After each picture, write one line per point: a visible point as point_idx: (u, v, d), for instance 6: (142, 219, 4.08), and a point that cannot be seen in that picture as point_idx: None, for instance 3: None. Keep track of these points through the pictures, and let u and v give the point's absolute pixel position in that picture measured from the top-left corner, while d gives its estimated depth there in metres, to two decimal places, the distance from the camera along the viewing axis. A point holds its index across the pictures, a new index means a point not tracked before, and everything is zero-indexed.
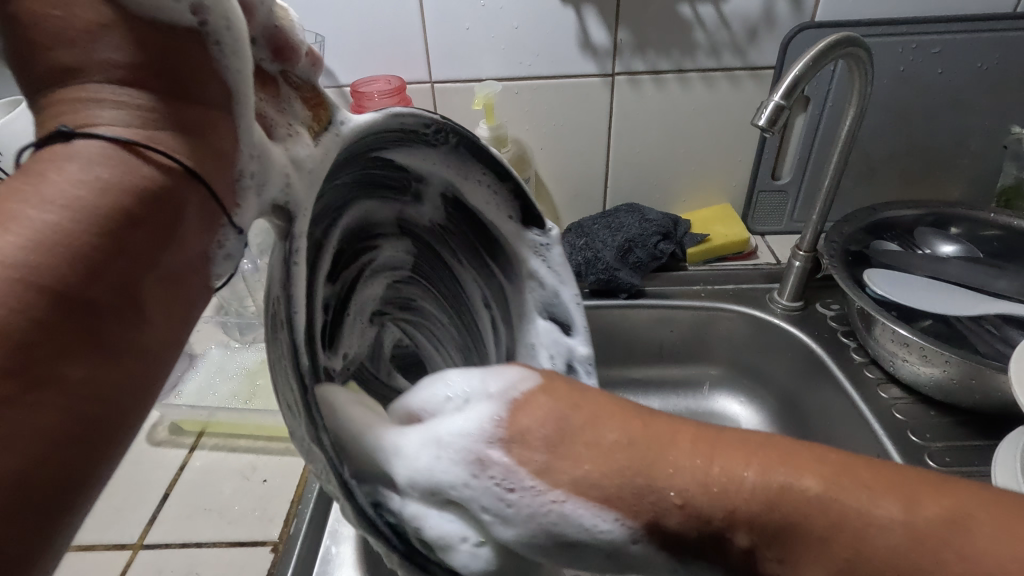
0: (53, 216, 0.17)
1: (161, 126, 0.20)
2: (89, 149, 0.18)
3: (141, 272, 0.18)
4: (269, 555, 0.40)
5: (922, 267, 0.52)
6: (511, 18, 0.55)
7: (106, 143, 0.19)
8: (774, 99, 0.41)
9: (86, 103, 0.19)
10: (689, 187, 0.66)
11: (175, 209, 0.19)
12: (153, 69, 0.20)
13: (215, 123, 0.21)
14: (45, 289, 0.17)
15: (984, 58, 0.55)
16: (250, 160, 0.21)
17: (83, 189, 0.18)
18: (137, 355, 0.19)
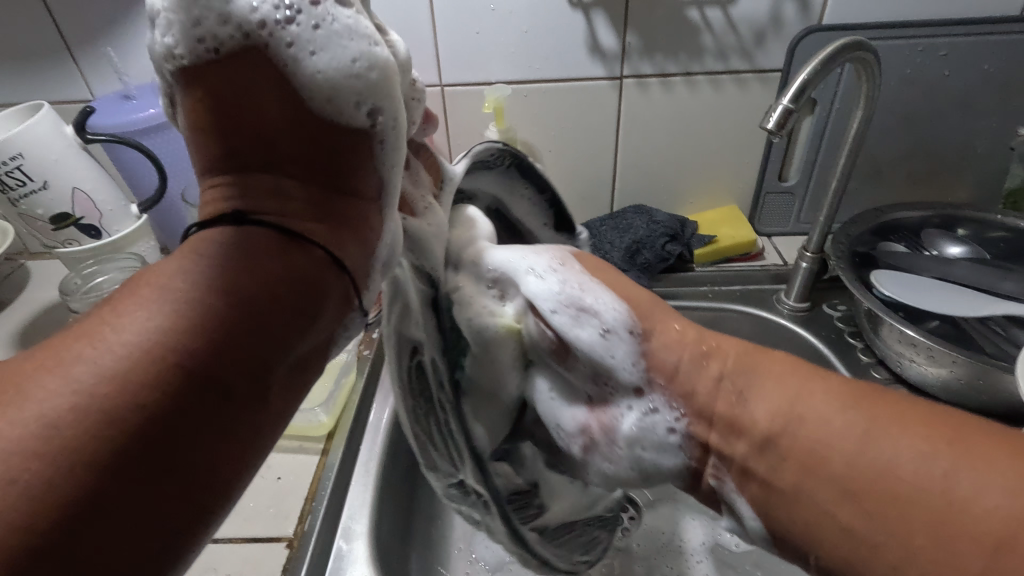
0: (215, 301, 0.22)
1: (317, 214, 0.25)
2: (259, 236, 0.24)
3: (275, 350, 0.23)
4: (285, 551, 0.41)
5: (929, 269, 0.52)
6: (521, 22, 0.55)
7: (276, 232, 0.24)
8: (782, 103, 0.42)
9: (263, 191, 0.25)
10: (696, 188, 0.66)
11: (313, 300, 0.24)
12: (324, 165, 0.26)
13: (361, 211, 0.27)
14: (206, 369, 0.21)
15: (991, 61, 0.55)
16: (383, 241, 0.27)
17: (235, 272, 0.23)
18: (273, 421, 0.23)
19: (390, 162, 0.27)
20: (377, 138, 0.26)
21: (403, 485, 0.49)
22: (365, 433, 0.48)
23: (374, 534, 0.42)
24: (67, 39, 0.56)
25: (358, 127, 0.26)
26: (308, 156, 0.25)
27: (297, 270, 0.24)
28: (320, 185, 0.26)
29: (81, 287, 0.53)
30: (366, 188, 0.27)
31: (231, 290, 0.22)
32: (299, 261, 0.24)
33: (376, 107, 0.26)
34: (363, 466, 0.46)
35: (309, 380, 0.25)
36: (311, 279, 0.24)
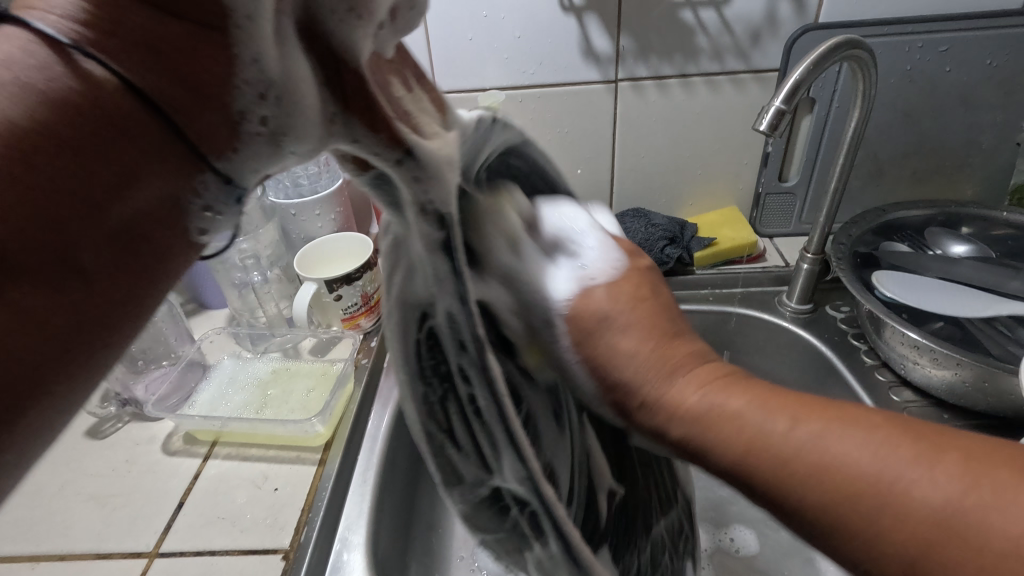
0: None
1: (118, 34, 0.16)
2: (21, 48, 0.15)
3: (94, 211, 0.16)
4: (280, 563, 0.40)
5: (933, 269, 0.51)
6: (513, 28, 0.55)
7: (42, 41, 0.15)
8: (775, 104, 0.41)
9: None
10: (695, 190, 0.66)
11: (127, 131, 0.16)
12: None
13: (207, 54, 0.17)
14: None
15: (993, 55, 0.54)
16: (267, 104, 0.18)
17: (5, 108, 0.15)
18: (101, 283, 0.16)
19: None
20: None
21: (401, 494, 0.49)
22: (362, 443, 0.48)
23: (371, 544, 0.42)
24: None
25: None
26: None
27: (95, 116, 0.16)
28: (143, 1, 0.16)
29: None
30: (198, 4, 0.16)
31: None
32: (93, 90, 0.16)
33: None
34: (360, 477, 0.46)
35: (143, 258, 0.17)
36: (126, 135, 0.16)
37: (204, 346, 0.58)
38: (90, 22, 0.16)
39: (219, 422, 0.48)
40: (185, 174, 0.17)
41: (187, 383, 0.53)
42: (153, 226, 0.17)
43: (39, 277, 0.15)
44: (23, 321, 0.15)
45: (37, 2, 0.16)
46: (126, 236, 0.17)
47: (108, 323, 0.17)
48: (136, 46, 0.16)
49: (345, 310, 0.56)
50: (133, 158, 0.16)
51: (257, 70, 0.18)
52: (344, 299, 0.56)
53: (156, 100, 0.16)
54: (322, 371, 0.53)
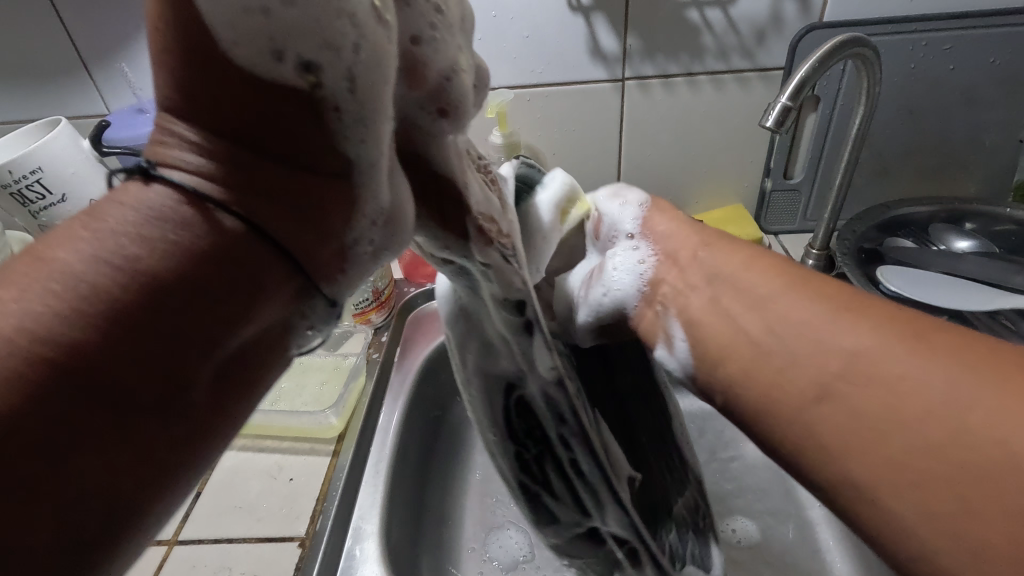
0: (98, 276, 0.16)
1: (243, 185, 0.18)
2: (162, 200, 0.17)
3: (202, 357, 0.17)
4: (297, 551, 0.41)
5: (937, 264, 0.52)
6: (522, 28, 0.56)
7: (180, 197, 0.18)
8: (781, 100, 0.42)
9: (171, 150, 0.18)
10: (701, 187, 0.66)
11: (248, 278, 0.18)
12: (262, 123, 0.18)
13: (327, 198, 0.20)
14: (69, 369, 0.15)
15: (996, 54, 0.55)
16: (372, 226, 0.21)
17: (145, 253, 0.17)
18: (204, 428, 0.18)
19: (360, 116, 0.19)
20: (330, 100, 0.18)
21: (413, 487, 0.50)
22: (375, 436, 0.49)
23: (384, 534, 0.43)
24: (82, 56, 0.58)
25: (299, 87, 0.18)
26: (257, 118, 0.18)
27: (211, 251, 0.17)
28: (272, 154, 0.19)
29: None
30: (332, 163, 0.20)
31: (125, 272, 0.16)
32: (222, 238, 0.18)
33: (309, 58, 0.17)
34: (373, 467, 0.47)
35: (248, 387, 0.19)
36: (250, 274, 0.18)
37: None
38: (210, 171, 0.18)
39: None
40: (297, 300, 0.20)
41: None
42: (264, 343, 0.19)
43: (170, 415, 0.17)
44: (157, 462, 0.17)
45: (162, 149, 0.18)
46: (235, 366, 0.19)
47: (211, 431, 0.18)
48: (255, 195, 0.18)
49: (355, 305, 0.57)
50: (249, 301, 0.18)
51: (372, 205, 0.21)
52: (355, 294, 0.57)
53: (277, 238, 0.19)
54: (334, 365, 0.54)
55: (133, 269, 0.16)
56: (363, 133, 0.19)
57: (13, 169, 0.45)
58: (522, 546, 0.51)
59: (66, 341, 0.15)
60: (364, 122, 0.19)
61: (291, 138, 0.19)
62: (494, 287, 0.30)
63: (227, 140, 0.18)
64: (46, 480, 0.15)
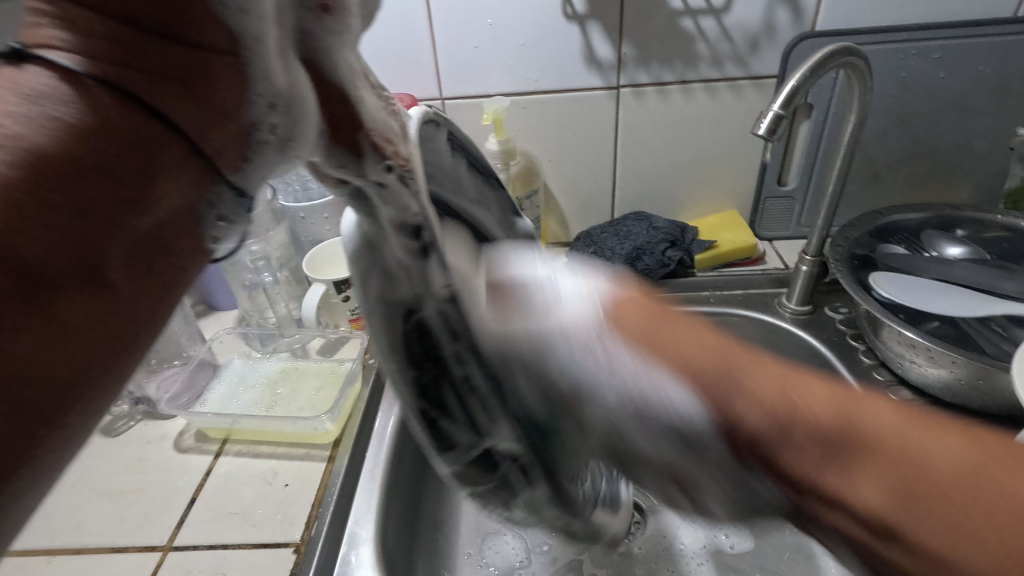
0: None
1: (127, 57, 0.16)
2: (37, 81, 0.16)
3: (88, 249, 0.15)
4: (292, 556, 0.41)
5: (929, 270, 0.52)
6: (517, 36, 0.57)
7: (60, 74, 0.16)
8: (772, 109, 0.43)
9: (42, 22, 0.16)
10: (695, 194, 0.67)
11: (142, 156, 0.16)
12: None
13: (213, 67, 0.17)
14: None
15: (986, 62, 0.56)
16: (272, 111, 0.19)
17: (25, 129, 0.15)
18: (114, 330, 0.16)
19: None
20: None
21: (409, 491, 0.50)
22: (370, 442, 0.49)
23: (380, 539, 0.43)
24: None
25: None
26: None
27: (99, 125, 0.16)
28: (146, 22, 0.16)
29: None
30: (214, 32, 0.17)
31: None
32: (100, 113, 0.16)
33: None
34: (369, 473, 0.47)
35: (158, 290, 0.17)
36: (150, 145, 0.16)
37: (214, 347, 0.59)
38: (81, 46, 0.16)
39: (230, 420, 0.49)
40: (201, 182, 0.18)
41: (198, 382, 0.54)
42: (179, 227, 0.17)
43: (64, 307, 0.15)
44: (46, 372, 0.15)
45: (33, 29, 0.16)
46: (151, 247, 0.17)
47: (120, 345, 0.16)
48: (134, 64, 0.16)
49: (352, 311, 0.58)
50: (145, 171, 0.16)
51: (269, 85, 0.19)
52: (352, 300, 0.57)
53: (164, 112, 0.17)
54: (331, 371, 0.55)
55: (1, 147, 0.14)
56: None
57: None
58: (517, 551, 0.51)
59: None
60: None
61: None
62: (388, 209, 0.25)
63: (104, 12, 0.16)
64: None
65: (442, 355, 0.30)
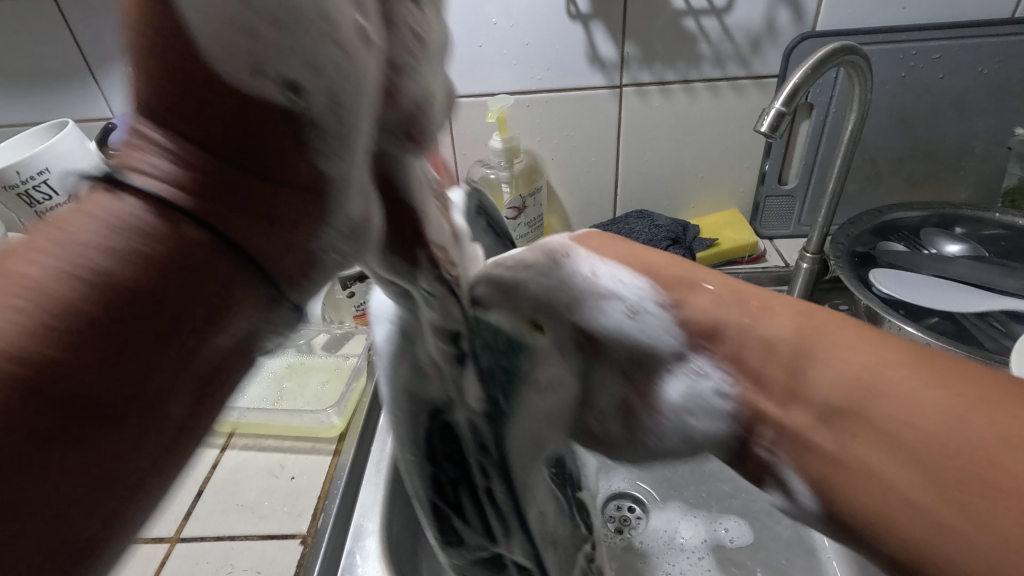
0: (44, 272, 0.14)
1: (206, 193, 0.17)
2: (117, 212, 0.16)
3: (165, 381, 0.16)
4: (299, 548, 0.42)
5: (929, 267, 0.53)
6: (522, 35, 0.57)
7: (141, 204, 0.16)
8: (775, 106, 0.43)
9: (129, 142, 0.17)
10: (697, 192, 0.68)
11: (211, 297, 0.17)
12: (226, 130, 0.17)
13: (301, 207, 0.19)
14: (9, 367, 0.13)
15: (984, 63, 0.56)
16: (345, 237, 0.21)
17: (102, 260, 0.15)
18: (164, 461, 0.16)
19: (340, 136, 0.19)
20: (310, 115, 0.18)
21: None
22: (376, 433, 0.50)
23: (385, 531, 0.43)
24: (90, 62, 0.59)
25: (284, 106, 0.17)
26: (225, 121, 0.17)
27: (166, 261, 0.16)
28: (244, 165, 0.17)
29: None
30: (305, 174, 0.19)
31: (85, 284, 0.15)
32: (182, 246, 0.16)
33: (298, 78, 0.17)
34: (374, 466, 0.47)
35: (216, 409, 0.18)
36: (211, 275, 0.17)
37: None
38: (179, 175, 0.17)
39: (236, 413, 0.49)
40: (267, 311, 0.18)
41: None
42: (233, 357, 0.18)
43: (132, 434, 0.15)
44: (88, 498, 0.15)
45: (131, 151, 0.17)
46: (210, 383, 0.17)
47: (152, 481, 0.16)
48: (219, 202, 0.17)
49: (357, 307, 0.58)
50: (218, 307, 0.17)
51: (348, 221, 0.21)
52: (357, 295, 0.57)
53: (251, 258, 0.18)
54: (335, 366, 0.55)
55: (91, 283, 0.15)
56: (339, 155, 0.19)
57: (22, 170, 0.46)
58: None
59: (23, 358, 0.14)
60: (344, 143, 0.19)
61: (261, 142, 0.18)
62: (432, 312, 0.31)
63: (196, 143, 0.17)
64: None
65: (467, 461, 0.36)
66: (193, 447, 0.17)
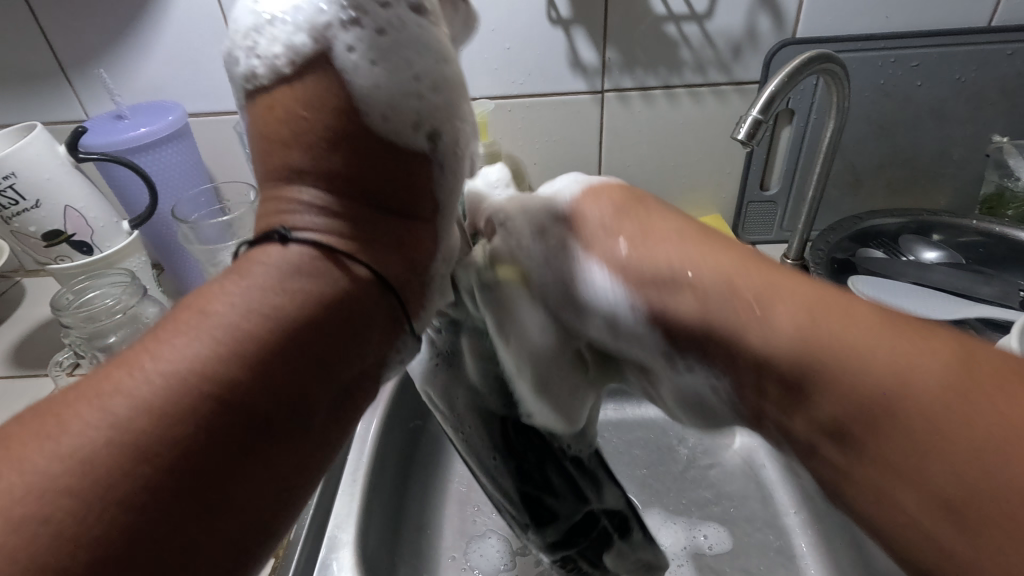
0: (236, 314, 0.20)
1: (361, 233, 0.24)
2: (297, 254, 0.22)
3: (325, 387, 0.21)
4: (270, 560, 0.41)
5: (907, 274, 0.53)
6: (503, 39, 0.57)
7: (313, 249, 0.22)
8: (752, 114, 0.43)
9: (296, 207, 0.23)
10: (680, 198, 0.67)
11: (361, 313, 0.23)
12: (371, 187, 0.24)
13: (418, 233, 0.25)
14: (215, 397, 0.19)
15: (962, 71, 0.57)
16: (445, 262, 0.27)
17: (282, 299, 0.21)
18: (307, 462, 0.21)
19: (454, 168, 0.26)
20: (437, 159, 0.25)
21: (391, 494, 0.50)
22: (353, 445, 0.49)
23: (359, 542, 0.43)
24: (62, 62, 0.57)
25: (420, 149, 0.25)
26: (375, 175, 0.24)
27: (342, 296, 0.22)
28: (388, 209, 0.24)
29: (72, 303, 0.49)
30: (426, 209, 0.26)
31: (268, 317, 0.20)
32: (352, 284, 0.23)
33: (437, 129, 0.25)
34: (350, 475, 0.47)
35: (356, 413, 0.23)
36: (356, 309, 0.23)
37: None
38: (339, 228, 0.23)
39: None
40: (394, 333, 0.24)
41: None
42: (366, 383, 0.23)
43: (291, 438, 0.20)
44: (272, 488, 0.20)
45: (287, 215, 0.23)
46: (347, 399, 0.23)
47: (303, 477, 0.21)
48: (373, 239, 0.24)
49: None
50: (365, 332, 0.23)
51: (450, 247, 0.27)
52: None
53: (392, 282, 0.24)
54: None
55: (274, 315, 0.21)
56: (450, 184, 0.26)
57: None
58: (503, 554, 0.51)
59: (228, 384, 0.19)
60: (452, 176, 0.26)
61: (400, 192, 0.24)
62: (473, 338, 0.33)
63: (355, 200, 0.24)
64: (187, 530, 0.18)
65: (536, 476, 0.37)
66: (328, 464, 0.22)
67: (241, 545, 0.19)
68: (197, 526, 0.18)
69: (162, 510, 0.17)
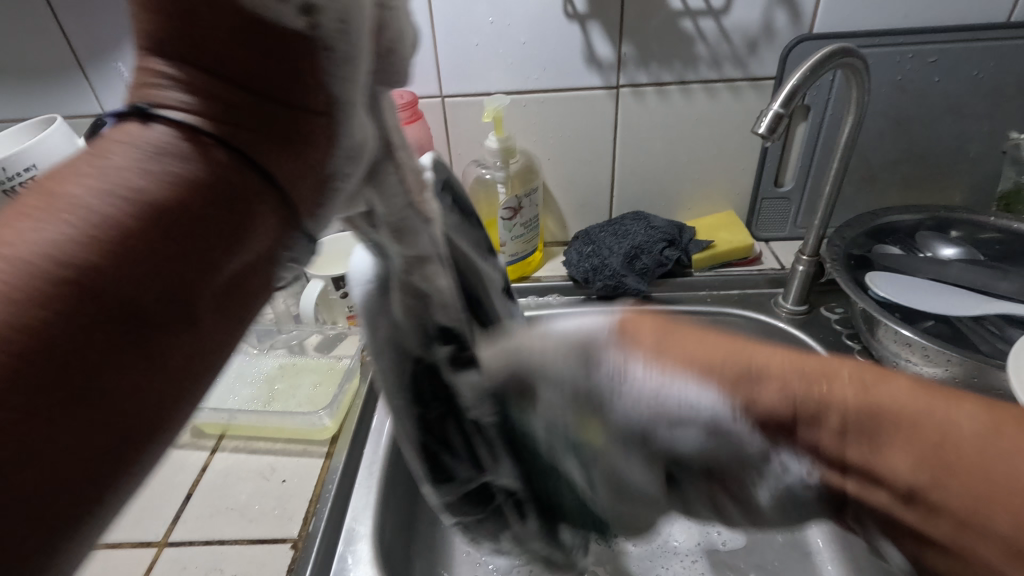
0: (111, 203, 0.19)
1: (231, 121, 0.21)
2: (156, 136, 0.20)
3: (199, 277, 0.20)
4: (289, 552, 0.41)
5: (924, 270, 0.53)
6: (518, 34, 0.57)
7: (174, 130, 0.21)
8: (773, 108, 0.43)
9: (159, 86, 0.21)
10: (693, 194, 0.67)
11: (241, 211, 0.21)
12: (254, 67, 0.21)
13: (310, 126, 0.22)
14: (66, 279, 0.17)
15: (980, 67, 0.57)
16: (347, 160, 0.24)
17: (148, 184, 0.19)
18: (186, 359, 0.19)
19: (346, 58, 0.22)
20: (323, 43, 0.21)
21: (407, 488, 0.50)
22: (369, 437, 0.49)
23: (378, 535, 0.43)
24: (79, 57, 0.57)
25: (298, 29, 0.21)
26: (254, 53, 0.21)
27: (209, 181, 0.20)
28: (262, 95, 0.21)
29: None
30: (314, 98, 0.22)
31: (132, 202, 0.19)
32: (215, 170, 0.21)
33: (313, 2, 0.20)
34: (367, 469, 0.47)
35: (247, 305, 0.22)
36: (234, 201, 0.21)
37: None
38: (201, 107, 0.21)
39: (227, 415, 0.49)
40: (280, 230, 0.22)
41: None
42: (251, 275, 0.21)
43: (169, 333, 0.19)
44: (130, 389, 0.18)
45: (154, 92, 0.21)
46: (229, 290, 0.21)
47: (185, 375, 0.19)
48: (252, 130, 0.21)
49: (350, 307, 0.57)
50: (241, 222, 0.21)
51: (349, 144, 0.24)
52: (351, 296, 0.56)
53: (267, 169, 0.22)
54: (328, 367, 0.54)
55: (138, 200, 0.19)
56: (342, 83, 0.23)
57: (8, 167, 0.44)
58: None
59: (90, 264, 0.18)
60: (348, 62, 0.22)
61: (279, 69, 0.21)
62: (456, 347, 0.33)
63: (216, 73, 0.21)
64: (20, 431, 0.16)
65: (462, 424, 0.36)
66: (222, 360, 0.21)
67: (115, 442, 0.18)
68: (67, 418, 0.17)
69: (17, 407, 0.16)
